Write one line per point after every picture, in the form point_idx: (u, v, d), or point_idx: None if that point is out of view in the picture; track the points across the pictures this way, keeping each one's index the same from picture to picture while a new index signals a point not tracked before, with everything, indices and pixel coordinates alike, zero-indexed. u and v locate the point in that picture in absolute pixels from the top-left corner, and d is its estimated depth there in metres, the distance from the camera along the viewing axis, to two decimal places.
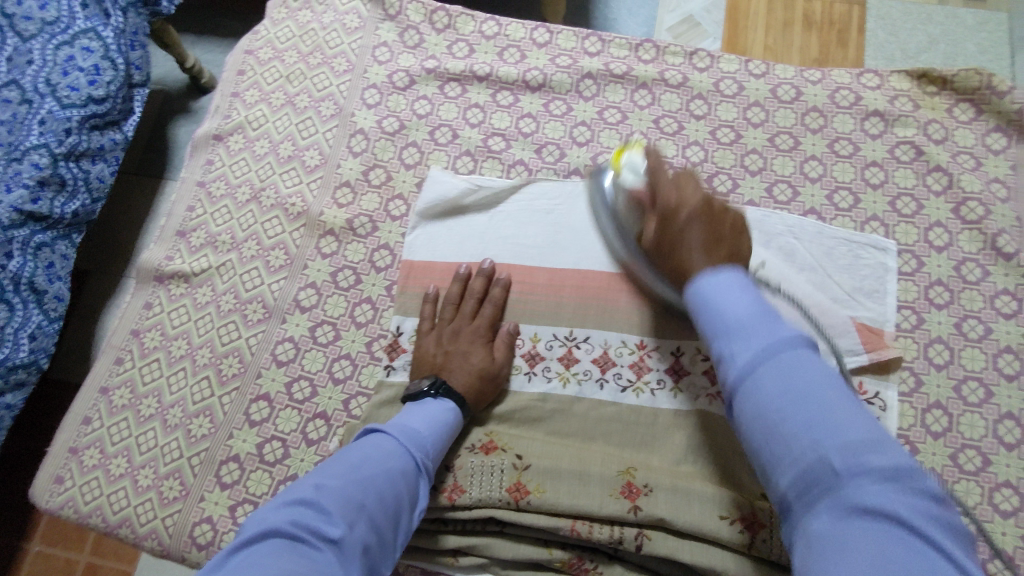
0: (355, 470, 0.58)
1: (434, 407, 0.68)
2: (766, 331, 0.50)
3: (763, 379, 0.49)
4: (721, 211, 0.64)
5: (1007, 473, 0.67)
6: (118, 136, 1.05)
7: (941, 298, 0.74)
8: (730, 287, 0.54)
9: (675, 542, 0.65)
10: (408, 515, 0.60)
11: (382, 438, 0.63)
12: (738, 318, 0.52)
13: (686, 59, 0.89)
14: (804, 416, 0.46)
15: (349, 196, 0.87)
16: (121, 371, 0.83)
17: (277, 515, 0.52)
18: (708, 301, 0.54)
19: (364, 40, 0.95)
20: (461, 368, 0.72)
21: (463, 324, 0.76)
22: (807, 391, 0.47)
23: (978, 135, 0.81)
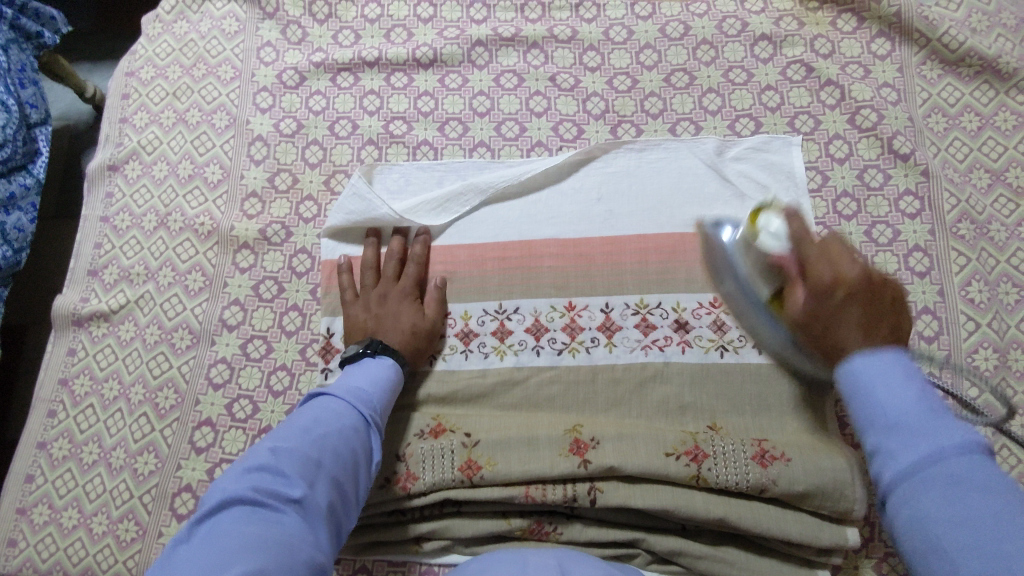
0: (307, 432, 0.58)
1: (373, 365, 0.68)
2: (935, 441, 0.44)
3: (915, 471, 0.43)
4: (881, 287, 0.57)
5: (930, 366, 0.70)
6: (28, 179, 1.01)
7: (848, 209, 0.76)
8: (888, 377, 0.48)
9: (627, 489, 0.66)
10: (367, 468, 0.61)
11: (330, 399, 0.63)
12: (900, 414, 0.46)
13: (573, 12, 0.88)
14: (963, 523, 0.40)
15: (258, 205, 0.85)
16: (56, 423, 0.81)
17: (237, 482, 0.52)
18: (869, 393, 0.48)
19: (247, 43, 0.92)
20: (395, 328, 0.72)
21: (388, 286, 0.75)
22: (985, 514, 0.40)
23: (863, 43, 0.82)
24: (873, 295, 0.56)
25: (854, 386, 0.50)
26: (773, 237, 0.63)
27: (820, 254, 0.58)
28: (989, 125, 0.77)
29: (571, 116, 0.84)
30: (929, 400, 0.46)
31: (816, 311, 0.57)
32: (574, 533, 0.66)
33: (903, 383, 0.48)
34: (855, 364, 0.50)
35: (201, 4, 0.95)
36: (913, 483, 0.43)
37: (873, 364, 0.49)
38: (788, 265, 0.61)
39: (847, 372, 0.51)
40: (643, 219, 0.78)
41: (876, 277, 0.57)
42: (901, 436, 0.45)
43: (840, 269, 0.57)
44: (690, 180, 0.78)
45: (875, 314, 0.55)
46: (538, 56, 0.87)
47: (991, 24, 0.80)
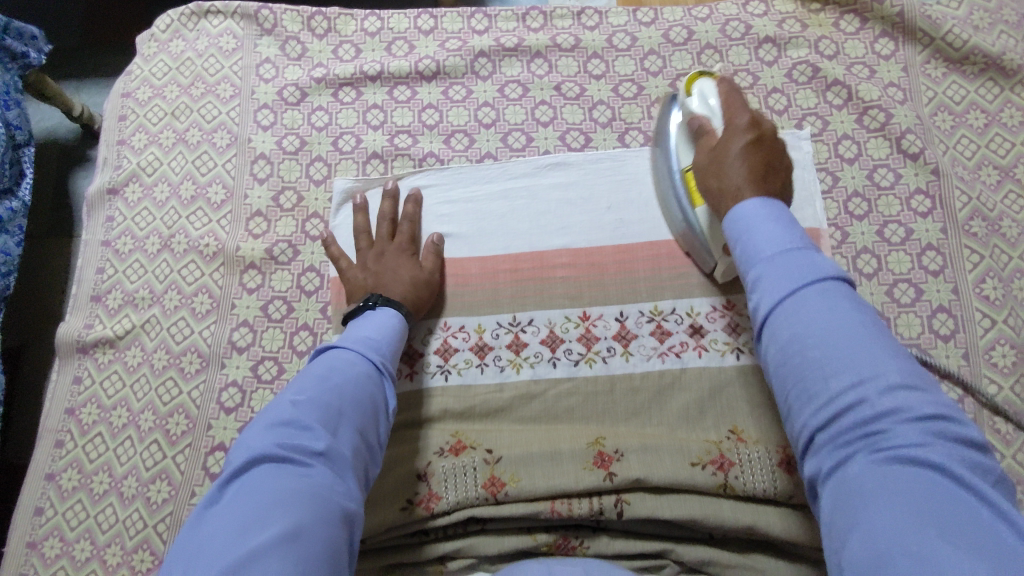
0: (323, 381, 0.57)
1: (378, 316, 0.67)
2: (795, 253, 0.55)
3: (798, 313, 0.51)
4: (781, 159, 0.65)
5: (949, 364, 0.70)
6: (14, 203, 1.00)
7: (860, 209, 0.76)
8: (767, 223, 0.57)
9: (653, 500, 0.65)
10: (385, 415, 0.60)
11: (341, 350, 0.62)
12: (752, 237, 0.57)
13: (575, 21, 0.88)
14: (832, 339, 0.49)
15: (263, 224, 0.84)
16: (64, 453, 0.79)
17: (263, 437, 0.52)
18: (748, 231, 0.58)
19: (246, 60, 0.91)
20: (395, 280, 0.72)
21: (385, 245, 0.76)
22: (841, 316, 0.50)
23: (867, 43, 0.82)
24: (776, 149, 0.65)
25: (734, 222, 0.60)
26: (701, 103, 0.71)
27: (737, 109, 0.68)
28: (995, 122, 0.77)
29: (578, 125, 0.84)
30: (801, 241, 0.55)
31: (715, 149, 0.66)
32: (601, 546, 0.66)
33: (776, 225, 0.57)
34: (740, 207, 0.60)
35: (197, 21, 0.94)
36: (792, 305, 0.52)
37: (756, 213, 0.58)
38: (706, 124, 0.69)
39: (735, 218, 0.60)
40: (654, 228, 0.77)
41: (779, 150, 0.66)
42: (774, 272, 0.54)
43: (758, 118, 0.66)
44: None
45: (767, 163, 0.64)
46: (542, 65, 0.86)
47: (992, 21, 0.81)
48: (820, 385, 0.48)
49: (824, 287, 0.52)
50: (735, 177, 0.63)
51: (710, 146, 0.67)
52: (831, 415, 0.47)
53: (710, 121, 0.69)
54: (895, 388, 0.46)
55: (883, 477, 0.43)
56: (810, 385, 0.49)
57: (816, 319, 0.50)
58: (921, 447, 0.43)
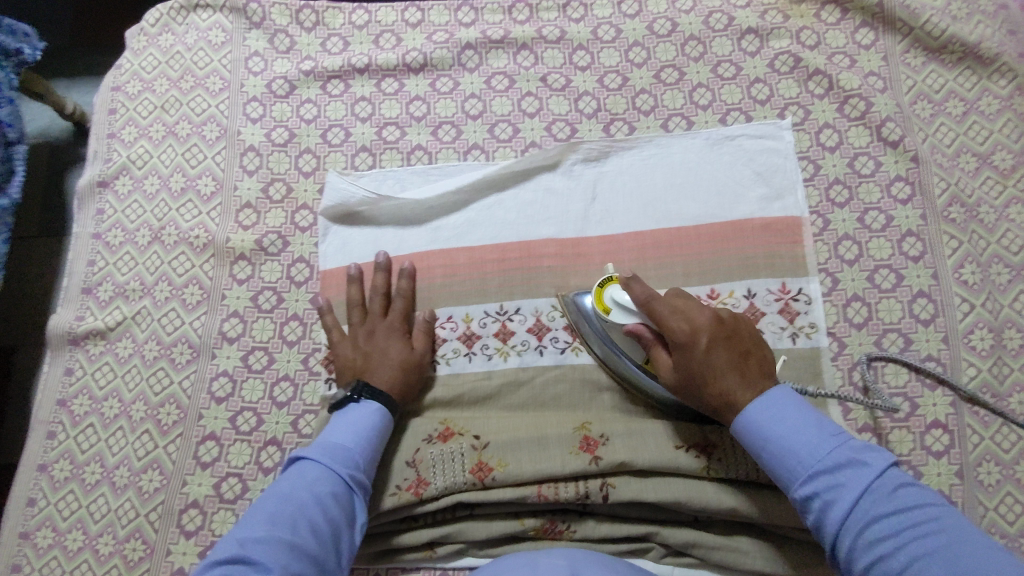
0: (283, 509, 0.58)
1: (357, 413, 0.67)
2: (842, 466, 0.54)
3: (872, 525, 0.51)
4: (735, 325, 0.64)
5: (928, 348, 0.71)
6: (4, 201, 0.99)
7: (841, 197, 0.77)
8: (786, 414, 0.58)
9: (638, 484, 0.66)
10: (347, 536, 0.60)
11: (309, 463, 0.62)
12: (789, 442, 0.57)
13: (560, 12, 0.89)
14: (907, 531, 0.50)
15: (253, 216, 0.85)
16: (56, 444, 0.79)
17: (213, 573, 0.53)
18: (776, 439, 0.58)
19: (234, 54, 0.91)
20: (383, 364, 0.71)
21: (377, 321, 0.74)
22: (906, 507, 0.51)
23: (848, 33, 0.83)
24: (732, 329, 0.63)
25: (761, 433, 0.59)
26: (626, 311, 0.68)
27: (673, 313, 0.64)
28: (974, 110, 0.79)
29: (563, 115, 0.84)
30: (823, 429, 0.57)
31: (684, 369, 0.63)
32: (587, 530, 0.67)
33: (801, 418, 0.58)
34: (747, 414, 0.60)
35: (186, 15, 0.94)
36: (859, 519, 0.52)
37: (769, 404, 0.59)
38: (644, 334, 0.67)
39: (749, 428, 0.59)
40: (640, 216, 0.78)
41: (724, 315, 0.64)
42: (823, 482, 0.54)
43: (693, 313, 0.63)
44: (680, 175, 0.79)
45: (735, 349, 0.62)
46: (528, 56, 0.87)
47: (971, 10, 0.82)
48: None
49: (879, 482, 0.53)
50: (729, 386, 0.61)
51: (669, 363, 0.65)
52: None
53: (643, 327, 0.67)
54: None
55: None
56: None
57: (886, 516, 0.51)
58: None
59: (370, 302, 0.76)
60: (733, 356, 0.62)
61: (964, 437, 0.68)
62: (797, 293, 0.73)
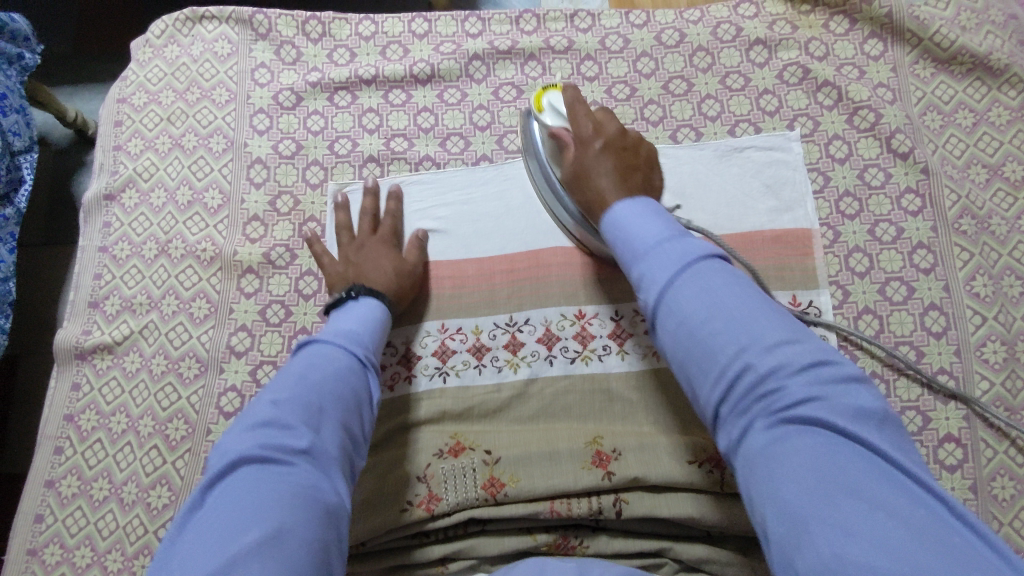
0: (303, 379, 0.57)
1: (358, 308, 0.68)
2: (679, 253, 0.54)
3: (687, 300, 0.51)
4: (634, 144, 0.71)
5: (940, 361, 0.71)
6: (10, 210, 1.00)
7: (851, 209, 0.77)
8: (642, 215, 0.60)
9: (652, 499, 0.66)
10: (368, 410, 0.60)
11: (322, 345, 0.62)
12: (641, 235, 0.58)
13: (568, 23, 0.89)
14: (722, 317, 0.50)
15: (261, 229, 0.85)
16: (63, 460, 0.79)
17: (244, 440, 0.51)
18: (631, 237, 0.59)
19: (240, 65, 0.91)
20: (376, 271, 0.74)
21: (366, 239, 0.78)
22: (726, 293, 0.51)
23: (856, 44, 0.83)
24: (629, 144, 0.70)
25: (619, 233, 0.60)
26: (557, 114, 0.74)
27: (587, 116, 0.71)
28: (984, 121, 0.78)
29: None
30: (672, 228, 0.58)
31: (578, 161, 0.69)
32: (601, 546, 0.67)
33: (655, 220, 0.59)
34: (614, 210, 0.62)
35: (192, 26, 0.94)
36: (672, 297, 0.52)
37: (629, 208, 0.61)
38: (560, 134, 0.72)
39: (614, 221, 0.61)
40: None
41: (630, 138, 0.71)
42: (655, 255, 0.55)
43: (603, 122, 0.71)
44: (690, 185, 0.79)
45: (625, 159, 0.69)
46: (536, 67, 0.87)
47: (980, 21, 0.82)
48: (719, 360, 0.48)
49: (706, 272, 0.53)
50: (603, 188, 0.66)
51: (570, 157, 0.70)
52: (743, 396, 0.47)
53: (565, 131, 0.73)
54: (796, 358, 0.46)
55: (798, 454, 0.42)
56: (712, 354, 0.49)
57: (701, 298, 0.51)
58: (840, 424, 0.43)
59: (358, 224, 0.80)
60: (621, 160, 0.68)
61: (978, 451, 0.68)
62: (807, 306, 0.73)
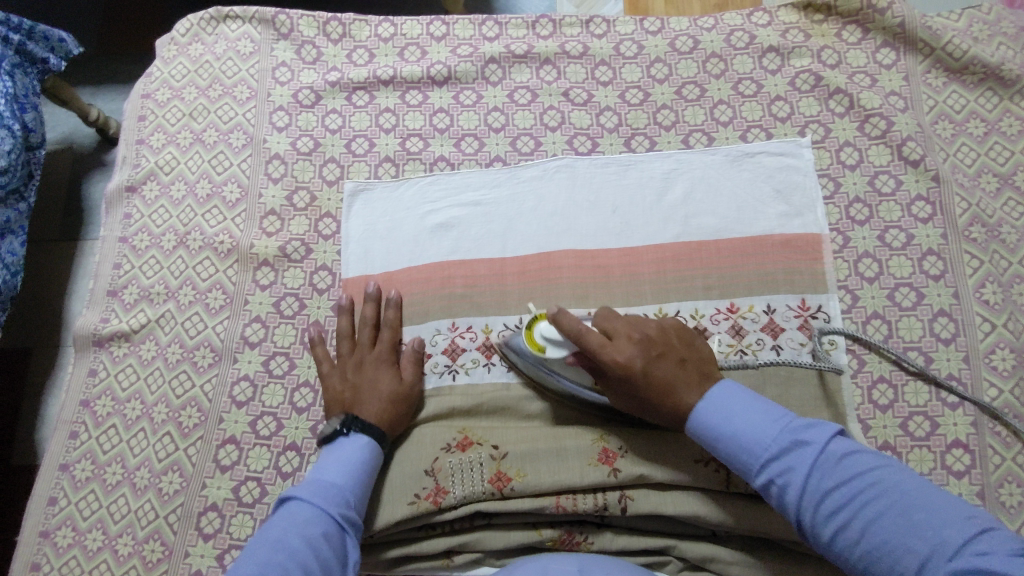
0: (272, 557, 0.57)
1: (345, 450, 0.67)
2: (799, 453, 0.56)
3: (828, 495, 0.54)
4: (661, 334, 0.65)
5: (948, 368, 0.71)
6: (22, 205, 1.01)
7: (861, 215, 0.77)
8: (738, 404, 0.60)
9: (657, 497, 0.67)
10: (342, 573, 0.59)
11: (298, 507, 0.62)
12: (751, 440, 0.58)
13: (583, 29, 0.90)
14: (866, 500, 0.52)
15: (277, 223, 0.86)
16: (78, 444, 0.80)
17: None
18: (727, 429, 0.60)
19: (262, 64, 0.93)
20: (371, 396, 0.71)
21: (364, 353, 0.75)
22: (855, 476, 0.54)
23: (869, 53, 0.84)
24: (661, 339, 0.65)
25: (712, 427, 0.60)
26: (557, 344, 0.68)
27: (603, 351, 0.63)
28: (995, 131, 0.79)
29: (585, 129, 0.85)
30: (771, 414, 0.59)
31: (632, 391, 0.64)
32: (605, 542, 0.67)
33: (747, 409, 0.60)
34: (700, 416, 0.61)
35: (216, 26, 0.96)
36: (814, 493, 0.54)
37: (714, 402, 0.61)
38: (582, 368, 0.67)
39: (705, 424, 0.61)
40: (659, 231, 0.78)
41: (651, 330, 0.65)
42: (776, 463, 0.57)
43: (625, 335, 0.65)
44: (700, 191, 0.79)
45: (672, 362, 0.64)
46: (551, 71, 0.88)
47: (991, 33, 0.83)
48: (894, 558, 0.50)
49: (823, 457, 0.55)
50: (679, 395, 0.63)
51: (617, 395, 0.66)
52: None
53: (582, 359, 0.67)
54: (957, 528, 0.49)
55: None
56: (887, 554, 0.50)
57: (839, 489, 0.53)
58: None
59: (359, 333, 0.77)
60: (672, 366, 0.63)
61: (985, 458, 0.68)
62: (816, 310, 0.73)
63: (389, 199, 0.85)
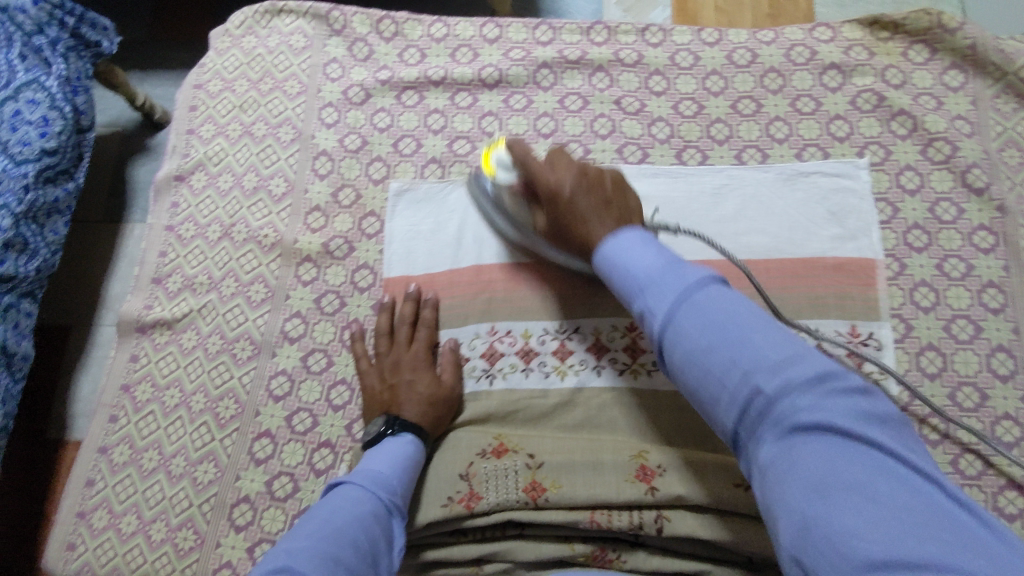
0: (324, 525, 0.54)
1: (392, 445, 0.67)
2: (675, 283, 0.51)
3: (688, 325, 0.49)
4: (598, 176, 0.66)
5: (1005, 406, 0.68)
6: (71, 184, 1.01)
7: (919, 242, 0.75)
8: (632, 244, 0.56)
9: (695, 519, 0.65)
10: (387, 558, 0.57)
11: (348, 488, 0.61)
12: (636, 275, 0.54)
13: (638, 37, 0.89)
14: (729, 338, 0.47)
15: (322, 219, 0.86)
16: (117, 428, 0.82)
17: None
18: (617, 264, 0.56)
19: (313, 59, 0.93)
20: (411, 397, 0.71)
21: (402, 353, 0.75)
22: (723, 314, 0.48)
23: (935, 74, 0.81)
24: (594, 175, 0.66)
25: (608, 263, 0.58)
26: (507, 170, 0.74)
27: (546, 169, 0.68)
28: None
29: (636, 139, 0.84)
30: (662, 253, 0.55)
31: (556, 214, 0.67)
32: (638, 561, 0.66)
33: (643, 249, 0.56)
34: (601, 250, 0.59)
35: (269, 19, 0.97)
36: (675, 318, 0.50)
37: (616, 244, 0.58)
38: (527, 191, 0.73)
39: (603, 257, 0.58)
40: (707, 245, 0.77)
41: (592, 170, 0.67)
42: (649, 288, 0.52)
43: (563, 167, 0.67)
44: (751, 207, 0.78)
45: (597, 198, 0.64)
46: (604, 78, 0.87)
47: None
48: (727, 381, 0.46)
49: (697, 292, 0.50)
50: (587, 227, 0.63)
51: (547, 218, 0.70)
52: (753, 413, 0.44)
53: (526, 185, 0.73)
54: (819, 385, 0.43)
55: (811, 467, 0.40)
56: (713, 370, 0.47)
57: (692, 314, 0.49)
58: (841, 425, 0.41)
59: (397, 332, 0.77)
60: (591, 198, 0.64)
61: None
62: (867, 337, 0.71)
63: (432, 200, 0.84)
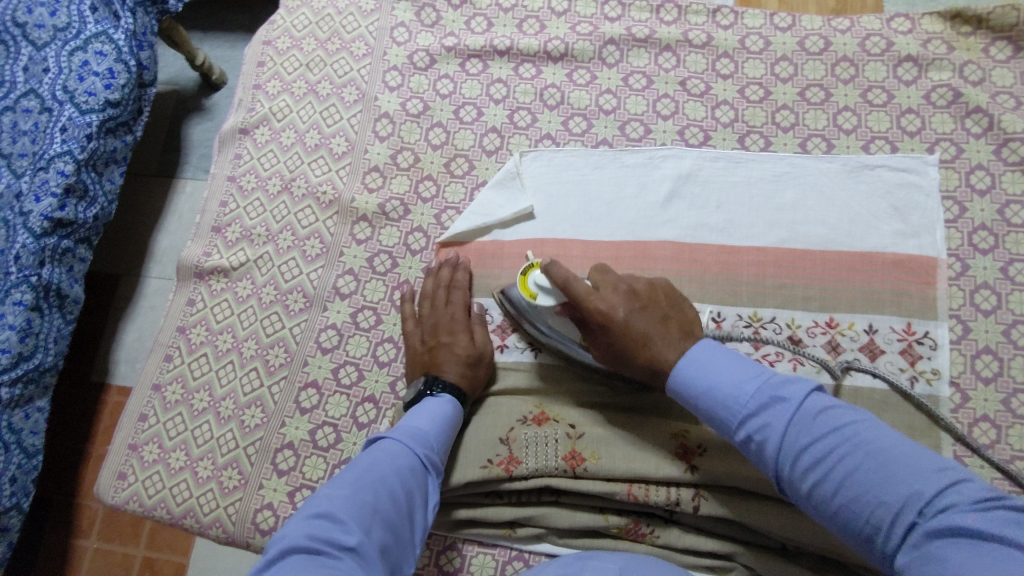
0: (365, 473, 0.57)
1: (431, 403, 0.68)
2: (777, 408, 0.54)
3: (803, 452, 0.52)
4: (648, 289, 0.65)
5: None
6: (130, 137, 1.01)
7: (985, 243, 0.73)
8: (717, 358, 0.59)
9: (732, 502, 0.65)
10: (421, 512, 0.60)
11: (389, 439, 0.63)
12: (728, 392, 0.57)
13: (709, 18, 0.88)
14: (850, 463, 0.49)
15: (379, 179, 0.88)
16: (172, 367, 0.85)
17: (298, 527, 0.52)
18: (702, 384, 0.59)
19: (381, 22, 0.94)
20: (451, 359, 0.72)
21: (442, 315, 0.76)
22: (830, 431, 0.51)
23: (1017, 73, 0.79)
24: (644, 292, 0.65)
25: (688, 382, 0.60)
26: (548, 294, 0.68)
27: (589, 291, 0.64)
28: None
29: (699, 121, 0.83)
30: (749, 369, 0.58)
31: (615, 344, 0.64)
32: (671, 537, 0.67)
33: (725, 362, 0.59)
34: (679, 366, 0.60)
35: None
36: (791, 445, 0.52)
37: (696, 351, 0.60)
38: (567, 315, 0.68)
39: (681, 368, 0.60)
40: (764, 232, 0.76)
41: (637, 285, 0.66)
42: (747, 414, 0.55)
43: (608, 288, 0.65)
44: (812, 198, 0.76)
45: (655, 316, 0.64)
46: (670, 58, 0.86)
47: None
48: (865, 510, 0.48)
49: (802, 415, 0.53)
50: (657, 350, 0.62)
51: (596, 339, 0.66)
52: (891, 534, 0.46)
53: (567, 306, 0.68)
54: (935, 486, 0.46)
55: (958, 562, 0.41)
56: (855, 501, 0.48)
57: (815, 444, 0.51)
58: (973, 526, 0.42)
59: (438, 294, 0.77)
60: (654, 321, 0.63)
61: None
62: (923, 336, 0.70)
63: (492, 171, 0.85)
